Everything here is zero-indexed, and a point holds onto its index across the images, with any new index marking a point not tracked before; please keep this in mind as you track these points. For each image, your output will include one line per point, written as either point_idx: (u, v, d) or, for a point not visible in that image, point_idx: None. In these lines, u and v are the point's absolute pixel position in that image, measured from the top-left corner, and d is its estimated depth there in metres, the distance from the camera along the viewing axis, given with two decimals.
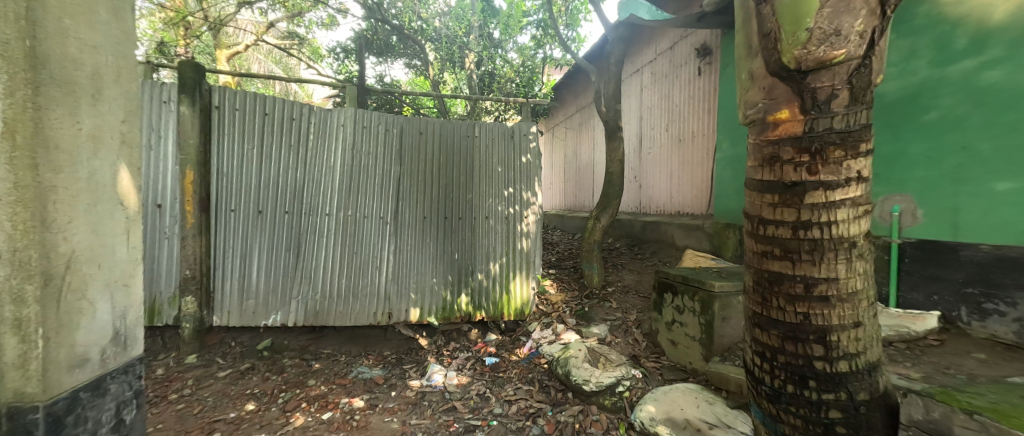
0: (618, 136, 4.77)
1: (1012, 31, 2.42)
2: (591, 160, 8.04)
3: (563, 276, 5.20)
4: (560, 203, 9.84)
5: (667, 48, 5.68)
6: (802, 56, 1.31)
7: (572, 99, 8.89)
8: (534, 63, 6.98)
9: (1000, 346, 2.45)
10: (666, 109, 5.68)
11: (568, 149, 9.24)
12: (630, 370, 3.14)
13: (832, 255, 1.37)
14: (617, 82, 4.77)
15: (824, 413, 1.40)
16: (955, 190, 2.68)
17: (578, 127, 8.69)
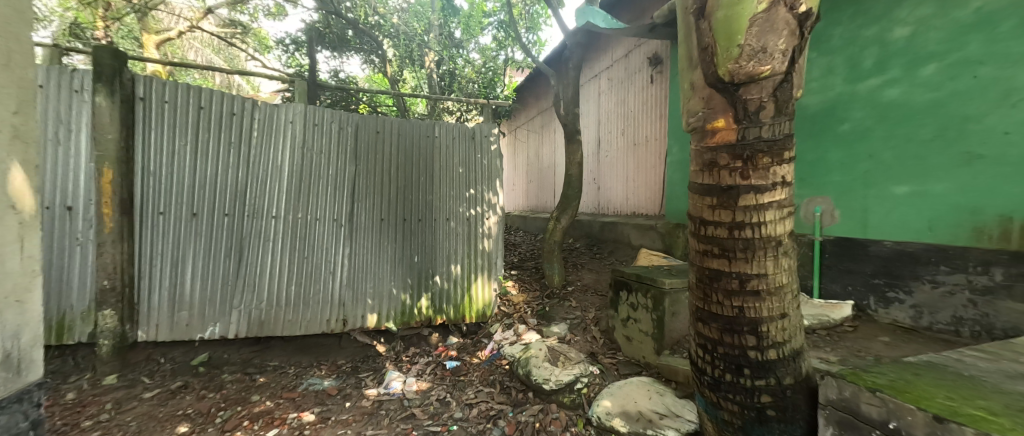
0: (576, 139, 4.89)
1: (907, 54, 2.77)
2: (552, 162, 8.18)
3: (524, 277, 5.25)
4: (522, 204, 9.93)
5: (622, 55, 5.92)
6: (734, 70, 1.43)
7: (533, 102, 9.01)
8: (496, 64, 6.93)
9: (901, 329, 2.79)
10: (622, 114, 5.91)
11: (530, 151, 9.34)
12: (589, 367, 3.22)
13: (762, 252, 1.50)
14: (575, 87, 4.90)
15: (757, 398, 1.52)
16: (865, 193, 3.02)
17: (539, 129, 8.81)
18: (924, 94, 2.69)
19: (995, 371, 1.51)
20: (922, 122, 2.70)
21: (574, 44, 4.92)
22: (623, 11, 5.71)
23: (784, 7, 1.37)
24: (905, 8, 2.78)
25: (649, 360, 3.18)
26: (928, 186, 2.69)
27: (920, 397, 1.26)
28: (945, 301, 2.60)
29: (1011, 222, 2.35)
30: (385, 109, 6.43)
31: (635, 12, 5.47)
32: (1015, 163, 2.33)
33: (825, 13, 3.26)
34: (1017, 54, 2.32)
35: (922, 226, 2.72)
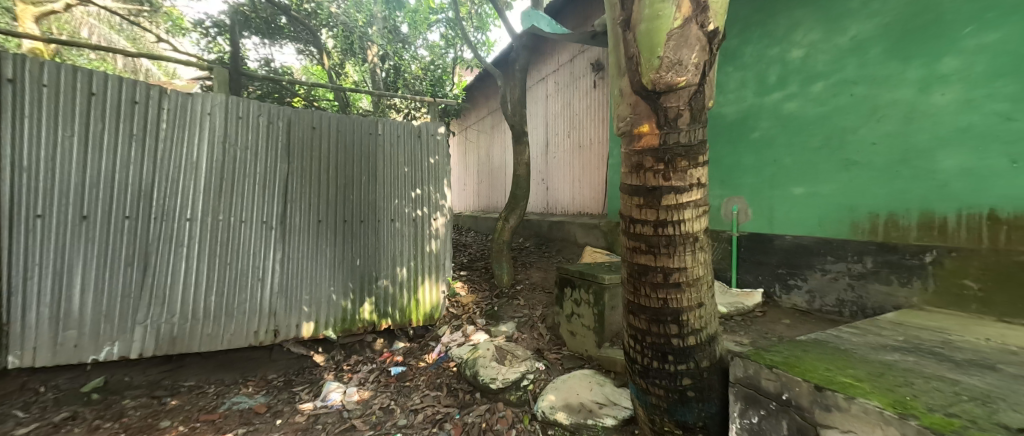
0: (523, 140, 4.96)
1: (802, 72, 3.17)
2: (502, 162, 8.25)
3: (475, 278, 5.23)
4: (472, 204, 9.86)
5: (567, 60, 6.11)
6: (656, 79, 1.55)
7: (483, 102, 9.00)
8: (445, 62, 6.78)
9: (799, 312, 3.19)
10: (568, 117, 6.10)
11: (480, 151, 9.32)
12: (534, 363, 3.31)
13: (682, 247, 1.63)
14: (522, 88, 4.95)
15: (679, 381, 1.68)
16: (770, 193, 3.41)
17: (489, 129, 8.82)
18: (815, 107, 3.10)
19: (863, 345, 1.79)
20: (814, 132, 3.10)
21: (519, 46, 4.99)
22: (567, 17, 5.89)
23: (697, 25, 1.50)
24: (800, 33, 3.18)
25: (591, 353, 3.31)
26: (818, 188, 3.10)
27: (806, 370, 1.45)
28: (832, 286, 3.01)
29: (878, 218, 2.78)
30: (326, 103, 6.03)
31: (578, 19, 5.66)
32: (880, 168, 2.77)
33: (738, 33, 3.64)
34: (882, 77, 2.75)
35: (814, 222, 3.13)
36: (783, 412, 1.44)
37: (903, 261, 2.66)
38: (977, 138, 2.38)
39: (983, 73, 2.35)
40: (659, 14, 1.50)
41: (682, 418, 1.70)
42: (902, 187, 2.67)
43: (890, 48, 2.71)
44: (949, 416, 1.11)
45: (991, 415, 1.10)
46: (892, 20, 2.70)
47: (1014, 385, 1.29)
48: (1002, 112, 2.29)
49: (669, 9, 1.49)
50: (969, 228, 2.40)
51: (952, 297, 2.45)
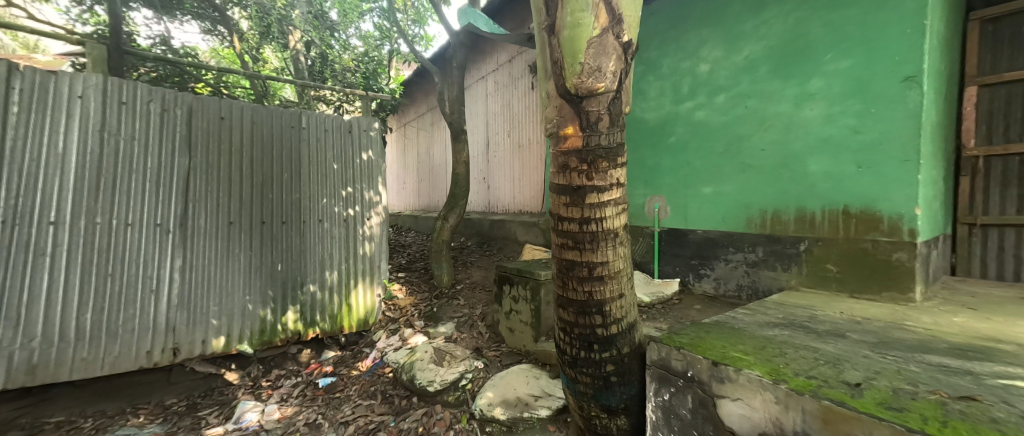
0: (461, 139, 4.91)
1: (708, 84, 3.54)
2: (443, 161, 8.10)
3: (416, 279, 5.10)
4: (412, 203, 9.56)
5: (506, 60, 6.16)
6: (578, 84, 1.63)
7: (422, 98, 8.76)
8: (380, 54, 6.32)
9: (708, 298, 3.56)
10: (508, 117, 6.16)
11: (419, 148, 9.06)
12: (473, 362, 3.31)
13: (604, 242, 1.74)
14: (460, 86, 4.88)
15: (604, 368, 1.80)
16: (683, 192, 3.77)
17: (429, 126, 8.61)
18: (719, 116, 3.48)
19: (754, 323, 2.07)
20: (718, 138, 3.49)
21: (456, 43, 4.92)
22: (505, 18, 5.94)
23: (612, 35, 1.61)
24: (707, 49, 3.55)
25: (528, 348, 3.38)
26: (721, 187, 3.49)
27: (706, 348, 1.64)
28: (734, 274, 3.40)
29: (767, 213, 3.20)
30: (243, 91, 5.44)
31: (516, 21, 5.74)
32: (768, 171, 3.19)
33: (657, 45, 3.95)
34: (768, 91, 3.17)
35: (719, 218, 3.51)
36: (688, 388, 1.61)
37: (786, 251, 3.09)
38: (836, 146, 2.84)
39: (840, 92, 2.82)
40: (580, 23, 1.59)
41: (607, 402, 1.85)
42: (784, 187, 3.11)
43: (774, 67, 3.14)
44: (809, 378, 1.33)
45: (838, 375, 1.34)
46: (776, 43, 3.12)
47: (857, 348, 1.58)
48: (853, 125, 2.77)
49: (589, 19, 1.58)
50: (832, 221, 2.86)
51: (821, 279, 2.91)
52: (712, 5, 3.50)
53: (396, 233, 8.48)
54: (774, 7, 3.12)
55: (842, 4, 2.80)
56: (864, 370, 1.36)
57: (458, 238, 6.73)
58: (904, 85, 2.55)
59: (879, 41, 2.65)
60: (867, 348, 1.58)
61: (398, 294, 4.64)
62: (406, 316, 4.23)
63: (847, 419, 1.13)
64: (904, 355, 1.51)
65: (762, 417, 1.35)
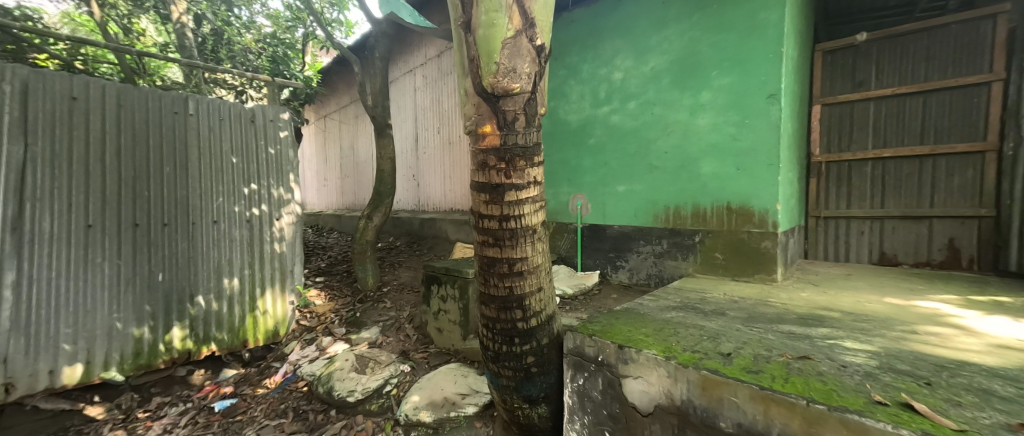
0: (386, 134, 4.65)
1: (621, 91, 3.82)
2: (368, 157, 7.68)
3: (340, 284, 4.78)
4: (334, 201, 8.93)
5: (434, 55, 6.00)
6: (494, 83, 1.66)
7: (344, 89, 8.18)
8: (292, 38, 5.70)
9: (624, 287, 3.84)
10: (437, 113, 6.03)
11: (341, 142, 8.47)
12: (399, 366, 3.20)
13: (523, 238, 1.79)
14: (383, 79, 4.64)
15: (525, 361, 1.87)
16: (600, 190, 4.02)
17: (352, 120, 8.08)
18: (630, 121, 3.78)
19: (656, 307, 2.29)
20: (630, 140, 3.79)
21: (378, 33, 4.68)
22: (433, 11, 5.77)
23: (526, 38, 1.66)
24: (620, 58, 3.82)
25: (457, 347, 3.33)
26: (632, 186, 3.79)
27: (614, 334, 1.78)
28: (644, 265, 3.72)
29: (670, 209, 3.56)
30: (112, 68, 4.61)
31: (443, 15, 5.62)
32: (671, 171, 3.54)
33: (577, 51, 4.14)
34: (669, 100, 3.52)
35: (631, 214, 3.81)
36: (598, 371, 1.73)
37: (685, 242, 3.46)
38: (721, 151, 3.26)
39: (725, 103, 3.23)
40: (494, 23, 1.61)
41: (528, 392, 1.91)
42: (683, 186, 3.47)
43: (675, 78, 3.49)
44: (694, 352, 1.51)
45: (716, 347, 1.55)
46: (676, 57, 3.47)
47: (735, 324, 1.83)
48: (733, 133, 3.19)
49: (503, 20, 1.61)
50: (719, 215, 3.28)
51: (712, 266, 3.33)
52: (624, 18, 3.77)
53: (316, 234, 7.85)
54: (674, 25, 3.46)
55: (725, 28, 3.20)
56: (737, 342, 1.59)
57: (385, 237, 6.44)
58: (768, 101, 3.01)
59: (751, 61, 3.09)
60: (741, 323, 1.85)
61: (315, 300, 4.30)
62: (325, 324, 3.95)
63: (719, 384, 1.32)
64: (766, 326, 1.79)
65: (658, 390, 1.51)
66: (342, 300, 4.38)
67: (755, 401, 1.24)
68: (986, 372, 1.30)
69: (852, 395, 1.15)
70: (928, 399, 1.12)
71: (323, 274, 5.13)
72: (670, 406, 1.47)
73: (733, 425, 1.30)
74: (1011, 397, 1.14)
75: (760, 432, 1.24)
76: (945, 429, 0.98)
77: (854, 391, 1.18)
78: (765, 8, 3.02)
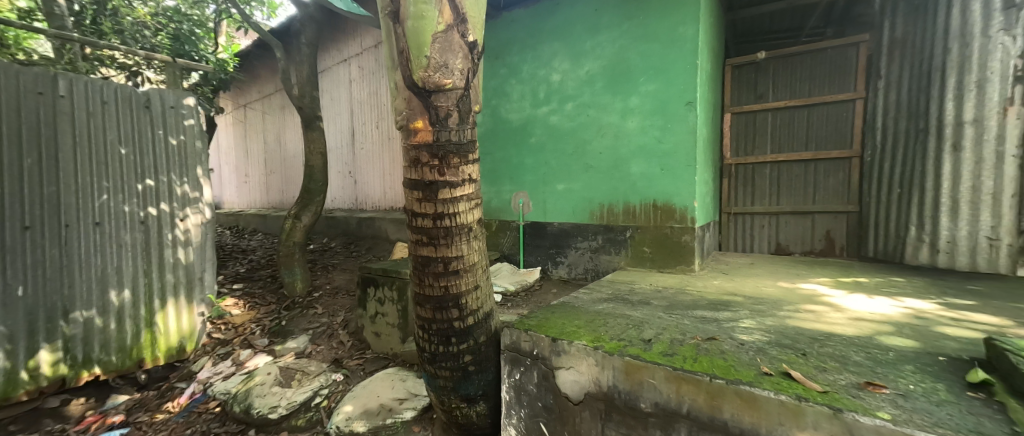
0: (315, 126, 4.31)
1: (558, 92, 3.94)
2: (296, 152, 7.12)
3: (265, 291, 4.39)
4: (256, 200, 8.18)
5: (370, 45, 5.70)
6: (425, 77, 1.62)
7: (268, 77, 7.49)
8: (201, 16, 5.00)
9: (563, 282, 3.95)
10: (375, 107, 5.75)
11: (265, 135, 7.76)
12: (330, 376, 3.01)
13: (458, 237, 1.77)
14: (310, 66, 4.30)
15: (462, 359, 1.86)
16: (541, 189, 4.10)
17: (277, 111, 7.43)
18: (567, 122, 3.91)
19: (590, 300, 2.40)
20: (567, 141, 3.92)
21: (305, 17, 4.34)
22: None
23: (457, 34, 1.64)
24: (557, 60, 3.93)
25: (396, 351, 3.20)
26: (570, 185, 3.91)
27: (549, 328, 1.82)
28: (582, 260, 3.87)
29: (605, 207, 3.74)
30: None
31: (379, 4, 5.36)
32: (604, 170, 3.72)
33: (517, 51, 4.17)
34: (602, 102, 3.70)
35: (570, 211, 3.94)
36: (534, 365, 1.77)
37: (618, 238, 3.66)
38: (648, 152, 3.49)
39: (650, 108, 3.46)
40: (423, 15, 1.57)
41: (466, 391, 1.90)
42: (616, 184, 3.66)
43: (607, 83, 3.67)
44: (619, 340, 1.61)
45: (639, 334, 1.66)
46: (608, 63, 3.65)
47: (657, 312, 1.97)
48: (657, 136, 3.44)
49: (433, 13, 1.58)
50: (647, 212, 3.51)
51: (640, 259, 3.56)
52: (561, 22, 3.88)
53: (236, 236, 7.13)
54: (606, 32, 3.64)
55: (650, 38, 3.43)
56: (660, 329, 1.71)
57: (319, 238, 6.04)
58: (687, 108, 3.29)
59: (671, 71, 3.35)
60: (662, 310, 2.00)
61: (232, 310, 3.91)
62: (243, 336, 3.61)
63: (640, 368, 1.42)
64: (684, 312, 1.96)
65: (588, 379, 1.58)
66: (265, 309, 4.04)
67: (669, 381, 1.35)
68: (847, 342, 1.53)
69: (745, 369, 1.30)
70: (803, 367, 1.30)
71: (244, 281, 4.67)
72: (598, 393, 1.55)
73: (651, 405, 1.41)
74: (862, 361, 1.36)
75: (674, 409, 1.36)
76: (813, 391, 1.15)
77: (748, 365, 1.33)
78: (682, 23, 3.28)
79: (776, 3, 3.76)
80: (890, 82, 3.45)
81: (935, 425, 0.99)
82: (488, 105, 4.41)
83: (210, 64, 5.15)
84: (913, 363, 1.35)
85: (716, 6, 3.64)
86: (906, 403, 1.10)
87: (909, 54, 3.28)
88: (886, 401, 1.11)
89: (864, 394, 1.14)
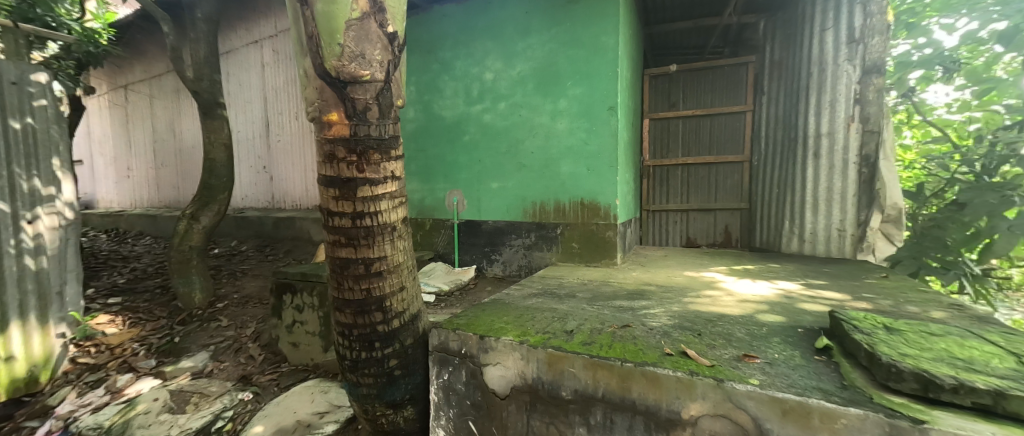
0: (215, 114, 3.83)
1: (490, 90, 3.96)
2: (195, 144, 6.27)
3: (153, 305, 3.80)
4: (143, 198, 7.08)
5: (285, 28, 5.23)
6: (338, 66, 1.52)
7: (156, 55, 6.49)
8: None
9: (497, 279, 3.98)
10: (293, 96, 5.29)
11: (153, 123, 6.73)
12: (235, 395, 2.71)
13: (380, 237, 1.69)
14: (209, 46, 3.80)
15: (387, 364, 1.78)
16: (475, 187, 4.09)
17: (170, 95, 6.48)
18: (500, 121, 3.94)
19: (520, 296, 2.45)
20: (500, 140, 3.96)
21: None
22: None
23: (375, 23, 1.57)
24: (490, 59, 3.94)
25: (317, 361, 2.98)
26: (503, 183, 3.96)
27: (477, 325, 1.82)
28: (516, 257, 3.93)
29: (537, 205, 3.84)
30: None
31: None
32: (536, 169, 3.82)
33: (450, 46, 4.10)
34: (531, 102, 3.80)
35: (504, 209, 3.98)
36: (462, 364, 1.77)
37: (550, 235, 3.78)
38: (575, 153, 3.65)
39: (576, 110, 3.63)
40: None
41: (391, 397, 1.83)
42: (547, 183, 3.78)
43: (537, 84, 3.77)
44: (544, 333, 1.67)
45: (563, 326, 1.74)
46: (538, 65, 3.74)
47: (581, 304, 2.08)
48: (584, 138, 3.61)
49: None
50: (575, 210, 3.68)
51: (569, 255, 3.72)
52: (493, 21, 3.89)
53: (116, 241, 6.09)
54: (536, 35, 3.73)
55: (575, 43, 3.59)
56: (584, 320, 1.80)
57: (226, 241, 5.40)
58: (609, 113, 3.50)
59: (595, 76, 3.53)
60: (585, 302, 2.11)
61: (107, 329, 3.34)
62: (121, 358, 3.11)
63: (561, 358, 1.49)
64: (604, 303, 2.09)
65: (514, 373, 1.62)
66: (152, 325, 3.52)
67: (587, 368, 1.43)
68: (734, 321, 1.75)
69: (652, 351, 1.43)
70: (698, 346, 1.46)
71: (125, 293, 4.00)
72: (524, 385, 1.59)
73: (571, 392, 1.48)
74: (742, 336, 1.56)
75: (591, 394, 1.44)
76: (704, 366, 1.30)
77: (654, 347, 1.46)
78: (604, 32, 3.48)
79: (685, 21, 4.16)
80: (772, 97, 4.01)
81: (790, 386, 1.18)
82: (420, 100, 4.28)
83: (74, 34, 4.26)
84: (779, 335, 1.59)
85: (637, 17, 3.90)
86: (772, 369, 1.29)
87: (785, 74, 3.84)
88: (756, 369, 1.29)
89: (741, 364, 1.32)
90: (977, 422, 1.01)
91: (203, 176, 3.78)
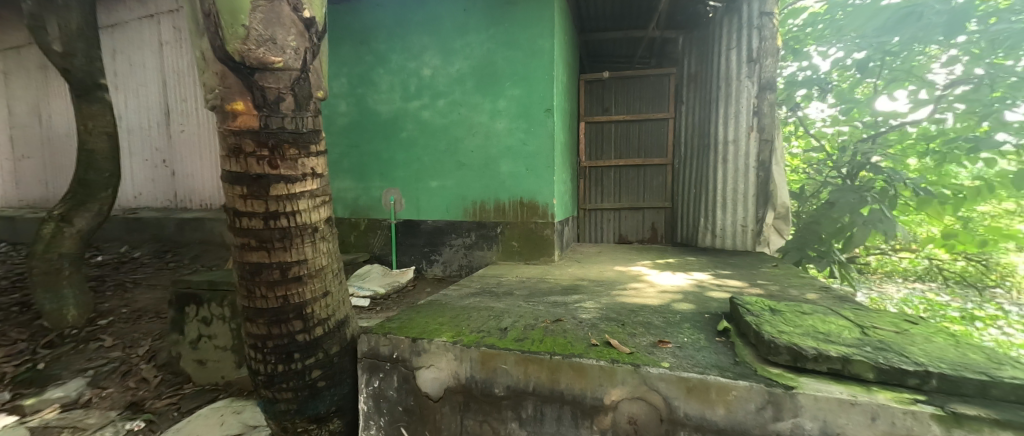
0: (93, 97, 3.26)
1: (427, 86, 3.86)
2: (69, 132, 5.32)
3: (8, 327, 3.15)
4: None
5: None
6: (244, 51, 1.38)
7: (14, 23, 5.38)
8: None
9: (436, 279, 3.89)
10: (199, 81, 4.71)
11: (10, 105, 5.58)
12: (122, 426, 2.34)
13: (299, 239, 1.57)
14: (83, 17, 3.23)
15: (308, 376, 1.65)
16: (413, 186, 3.96)
17: (34, 73, 5.43)
18: (439, 118, 3.85)
19: (458, 296, 2.41)
20: (438, 137, 3.87)
21: None
22: None
23: (288, 6, 1.44)
24: (428, 55, 3.84)
25: (229, 378, 2.68)
26: (443, 182, 3.88)
27: (409, 329, 1.76)
28: (456, 257, 3.88)
29: (477, 203, 3.82)
30: None
31: None
32: (475, 168, 3.80)
33: (385, 38, 3.92)
34: (468, 101, 3.77)
35: (444, 209, 3.90)
36: (393, 369, 1.70)
37: (490, 234, 3.78)
38: (514, 153, 3.69)
39: (513, 111, 3.67)
40: None
41: (314, 410, 1.69)
42: (486, 182, 3.78)
43: (475, 83, 3.75)
44: (478, 332, 1.66)
45: (498, 324, 1.75)
46: (476, 63, 3.72)
47: (517, 302, 2.10)
48: (522, 138, 3.67)
49: None
50: (515, 209, 3.72)
51: (510, 253, 3.75)
52: (429, 15, 3.80)
53: None
54: (474, 33, 3.70)
55: (511, 44, 3.63)
56: (519, 317, 1.82)
57: (112, 247, 4.64)
58: (546, 115, 3.59)
59: (532, 78, 3.60)
60: (522, 299, 2.14)
61: None
62: None
63: (494, 356, 1.49)
64: (540, 299, 2.14)
65: (447, 374, 1.59)
66: (6, 352, 2.92)
67: (519, 364, 1.46)
68: (653, 310, 1.89)
69: (579, 343, 1.49)
70: (621, 335, 1.56)
71: None
72: (457, 386, 1.58)
73: (504, 389, 1.49)
74: (660, 324, 1.69)
75: (522, 389, 1.47)
76: (623, 354, 1.39)
77: (581, 339, 1.53)
78: (540, 35, 3.56)
79: (615, 31, 4.41)
80: (690, 105, 4.40)
81: (693, 366, 1.31)
82: (352, 93, 4.04)
83: None
84: (690, 321, 1.75)
85: (572, 23, 4.05)
86: (682, 352, 1.42)
87: (700, 86, 4.24)
88: (668, 353, 1.40)
89: (656, 349, 1.43)
90: (830, 384, 1.20)
91: (78, 171, 3.21)
